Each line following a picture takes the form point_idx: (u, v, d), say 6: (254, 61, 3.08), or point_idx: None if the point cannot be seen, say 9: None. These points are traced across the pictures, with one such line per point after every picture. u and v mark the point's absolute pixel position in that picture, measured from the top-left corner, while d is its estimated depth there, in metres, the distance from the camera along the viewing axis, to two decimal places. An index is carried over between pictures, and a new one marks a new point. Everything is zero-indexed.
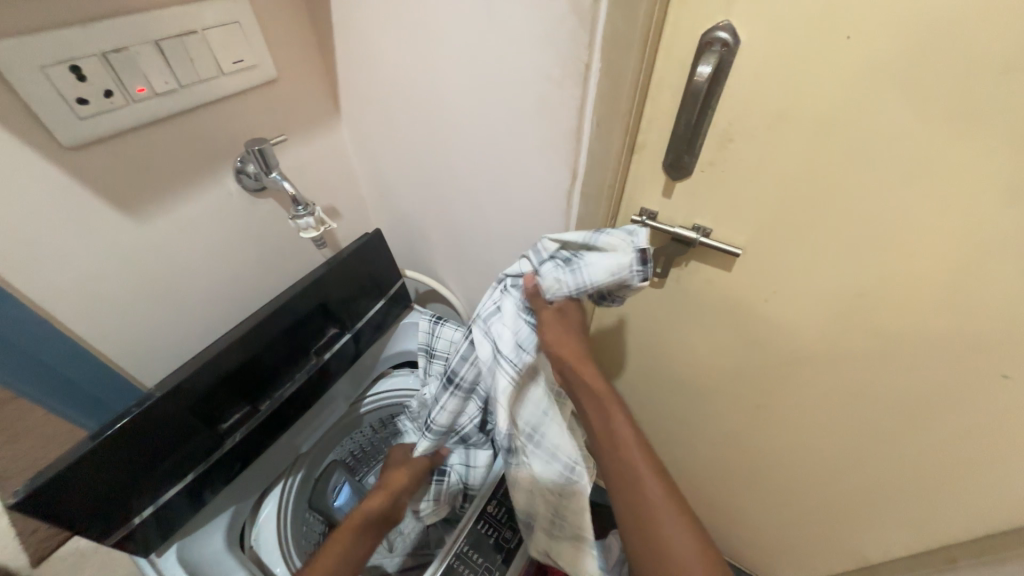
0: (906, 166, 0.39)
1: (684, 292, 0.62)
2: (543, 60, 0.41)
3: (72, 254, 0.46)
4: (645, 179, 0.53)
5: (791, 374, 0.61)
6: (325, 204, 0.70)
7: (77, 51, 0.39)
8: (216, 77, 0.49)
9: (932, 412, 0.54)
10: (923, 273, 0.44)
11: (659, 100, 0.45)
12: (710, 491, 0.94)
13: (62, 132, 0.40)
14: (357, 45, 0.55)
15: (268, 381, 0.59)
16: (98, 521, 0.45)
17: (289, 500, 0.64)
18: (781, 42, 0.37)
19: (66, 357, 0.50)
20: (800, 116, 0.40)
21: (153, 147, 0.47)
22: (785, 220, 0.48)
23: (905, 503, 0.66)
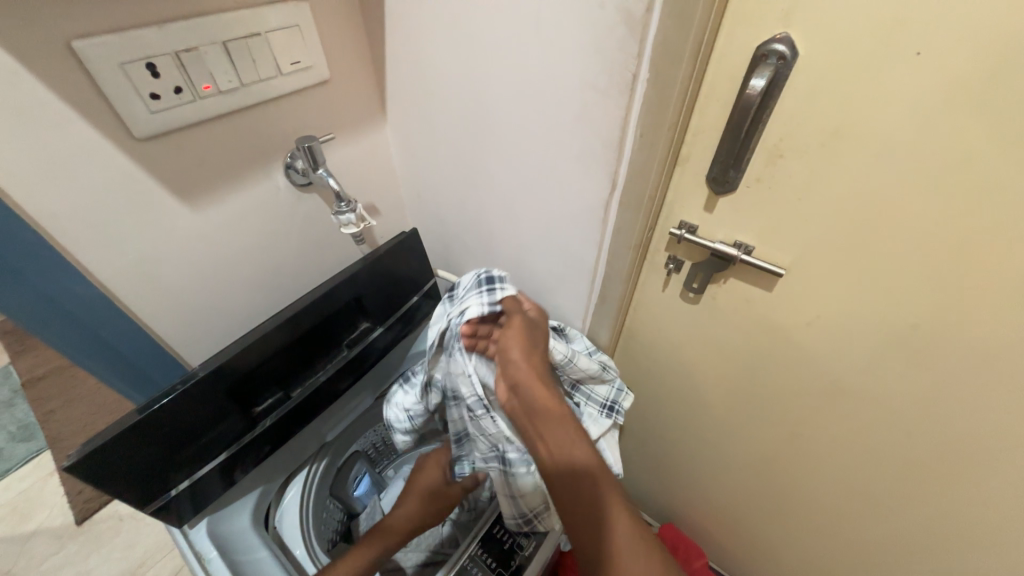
0: (979, 190, 0.36)
1: (720, 309, 0.60)
2: (590, 67, 0.41)
3: (133, 237, 0.49)
4: (686, 192, 0.52)
5: (833, 404, 0.58)
6: (366, 201, 0.72)
7: (153, 50, 0.42)
8: (275, 77, 0.51)
9: (989, 459, 0.50)
10: (994, 307, 0.41)
11: (707, 113, 0.44)
12: (734, 519, 0.90)
13: (135, 125, 0.43)
14: (406, 49, 0.56)
15: (300, 369, 0.61)
16: (138, 491, 0.48)
17: (313, 485, 0.67)
18: (843, 57, 0.36)
19: (123, 331, 0.53)
20: (858, 133, 0.38)
21: (212, 141, 0.50)
22: (836, 241, 0.45)
23: (955, 552, 0.61)
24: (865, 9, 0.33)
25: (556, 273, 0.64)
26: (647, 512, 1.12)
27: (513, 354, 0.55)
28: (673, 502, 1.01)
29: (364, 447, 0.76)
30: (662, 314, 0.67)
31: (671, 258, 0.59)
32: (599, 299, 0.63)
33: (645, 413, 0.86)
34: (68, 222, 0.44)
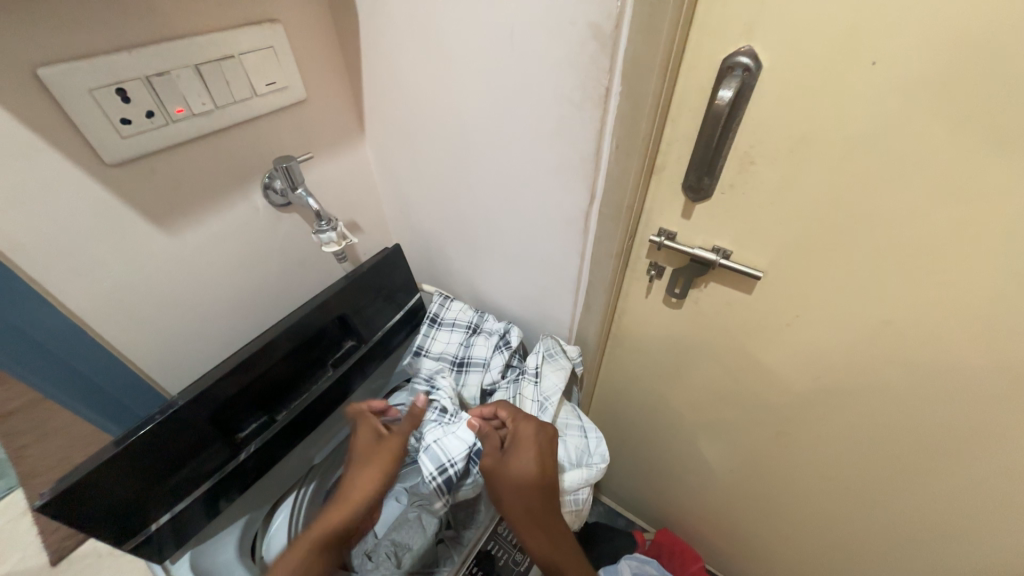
0: (937, 189, 0.38)
1: (702, 312, 0.61)
2: (564, 82, 0.42)
3: (105, 264, 0.48)
4: (663, 200, 0.53)
5: (816, 401, 0.59)
6: (347, 219, 0.72)
7: (124, 75, 0.41)
8: (250, 98, 0.51)
9: (968, 447, 0.51)
10: (960, 300, 0.42)
11: (680, 123, 0.46)
12: (728, 521, 0.90)
13: (105, 150, 0.42)
14: (382, 67, 0.57)
15: (284, 392, 0.60)
16: (114, 528, 0.46)
17: (300, 511, 0.66)
18: (803, 67, 0.37)
19: (97, 361, 0.52)
20: (822, 139, 0.40)
21: (187, 164, 0.49)
22: (809, 242, 0.47)
23: (940, 542, 0.62)
24: (821, 22, 0.35)
25: (541, 283, 0.65)
26: (642, 519, 1.11)
27: (525, 457, 0.56)
28: (668, 506, 1.01)
29: None
30: (646, 319, 0.67)
31: (652, 264, 0.59)
32: (584, 307, 0.63)
33: (635, 419, 0.86)
34: (35, 251, 0.42)
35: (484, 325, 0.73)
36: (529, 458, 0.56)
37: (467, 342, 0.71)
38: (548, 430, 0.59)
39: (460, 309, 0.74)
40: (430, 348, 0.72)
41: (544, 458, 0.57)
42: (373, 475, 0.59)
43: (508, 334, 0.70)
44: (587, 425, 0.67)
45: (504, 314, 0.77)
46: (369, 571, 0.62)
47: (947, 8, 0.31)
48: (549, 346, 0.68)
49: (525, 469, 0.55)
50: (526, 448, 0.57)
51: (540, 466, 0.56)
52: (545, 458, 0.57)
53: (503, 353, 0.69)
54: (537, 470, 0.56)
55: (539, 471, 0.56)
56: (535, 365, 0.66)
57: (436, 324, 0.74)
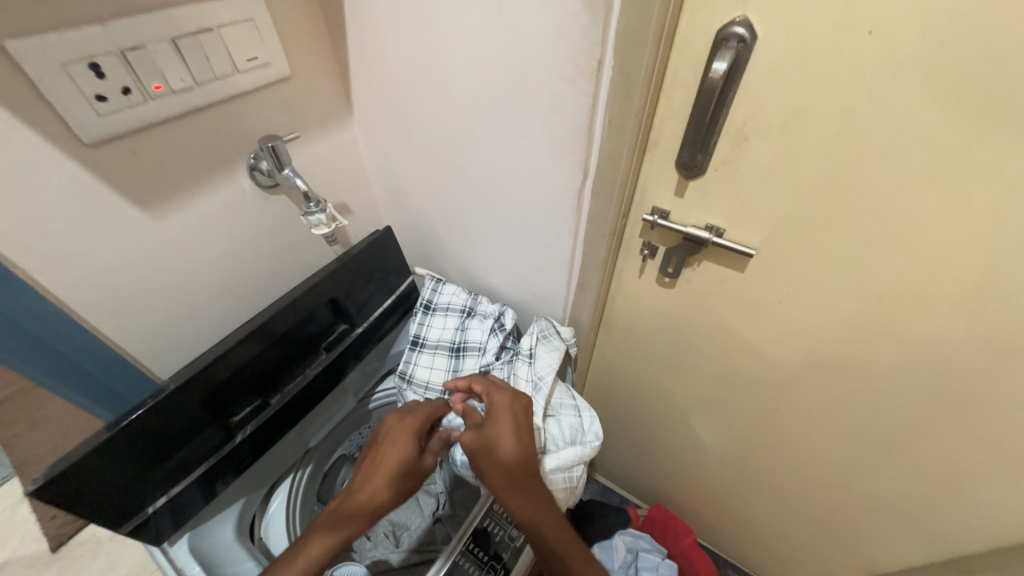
0: (930, 164, 0.38)
1: (695, 292, 0.61)
2: (555, 55, 0.41)
3: (88, 248, 0.46)
4: (656, 178, 0.52)
5: (805, 378, 0.60)
6: (337, 201, 0.71)
7: (97, 49, 0.40)
8: (231, 75, 0.49)
9: (952, 419, 0.52)
10: (948, 276, 0.43)
11: (673, 97, 0.45)
12: (719, 496, 0.93)
13: (81, 129, 0.41)
14: (367, 41, 0.55)
15: (276, 377, 0.60)
16: (111, 512, 0.46)
17: (297, 494, 0.66)
18: (799, 38, 0.36)
19: (85, 346, 0.51)
20: (817, 113, 0.39)
21: (169, 144, 0.48)
22: (801, 219, 0.47)
23: (922, 511, 0.65)
24: None
25: (533, 265, 0.64)
26: (635, 495, 1.14)
27: (502, 425, 0.57)
28: (661, 482, 1.03)
29: (349, 450, 0.75)
30: (640, 299, 0.67)
31: (646, 244, 0.59)
32: (578, 288, 0.63)
33: (629, 398, 0.87)
34: (13, 236, 0.41)
35: (478, 307, 0.73)
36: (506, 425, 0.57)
37: (462, 326, 0.71)
38: (523, 400, 0.59)
39: (453, 291, 0.74)
40: (426, 336, 0.72)
41: (520, 425, 0.57)
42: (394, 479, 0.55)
43: (502, 316, 0.70)
44: (581, 404, 0.68)
45: (498, 296, 0.77)
46: (368, 549, 0.63)
47: None
48: (542, 326, 0.68)
49: (503, 435, 0.56)
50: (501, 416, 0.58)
51: (517, 432, 0.57)
52: (521, 423, 0.58)
53: (497, 336, 0.69)
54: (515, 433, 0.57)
55: (516, 434, 0.57)
56: (529, 346, 0.66)
57: (430, 310, 0.73)
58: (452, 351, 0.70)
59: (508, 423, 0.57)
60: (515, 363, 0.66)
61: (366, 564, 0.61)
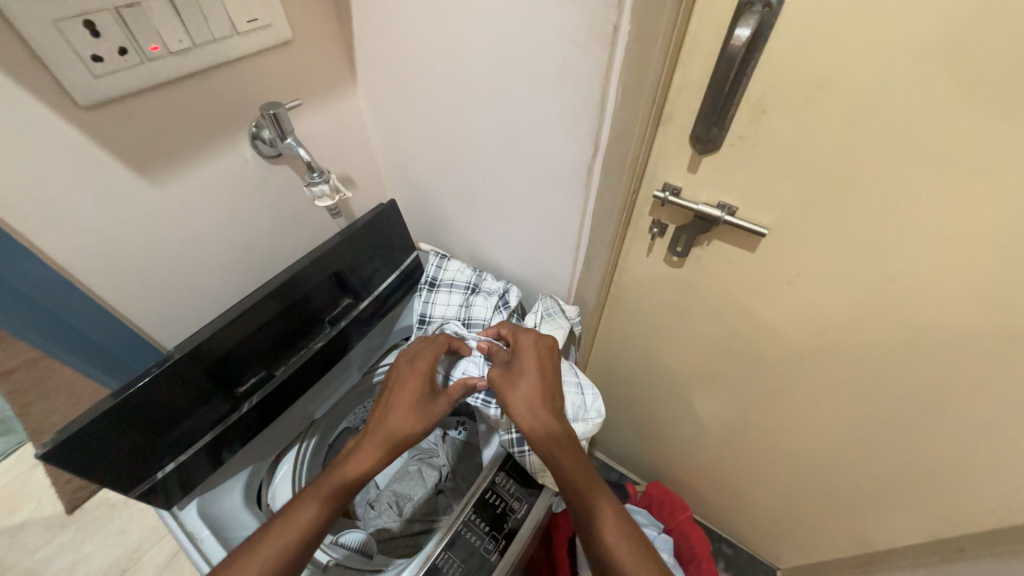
0: (958, 140, 0.36)
1: (703, 271, 0.60)
2: (568, 20, 0.39)
3: (88, 216, 0.46)
4: (669, 153, 0.50)
5: (810, 360, 0.60)
6: (341, 173, 0.69)
7: (89, 7, 0.38)
8: (230, 37, 0.47)
9: (957, 403, 0.52)
10: (966, 259, 0.41)
11: (690, 67, 0.43)
12: (716, 474, 0.94)
13: (76, 91, 0.40)
14: (371, 3, 0.53)
15: (281, 349, 0.60)
16: (120, 476, 0.47)
17: (303, 462, 0.68)
18: (828, 2, 0.34)
19: (90, 314, 0.51)
20: (841, 85, 0.38)
21: (167, 109, 0.47)
22: (817, 198, 0.45)
23: (918, 494, 0.65)
24: None
25: (540, 241, 0.63)
26: (634, 472, 1.17)
27: (526, 361, 0.60)
28: (660, 460, 1.05)
29: (354, 422, 0.77)
30: (646, 278, 0.67)
31: (655, 222, 0.58)
32: (584, 265, 0.62)
33: (632, 377, 0.88)
34: (12, 201, 0.41)
35: (482, 283, 0.72)
36: (530, 361, 0.59)
37: (467, 303, 0.71)
38: (547, 340, 0.61)
39: (458, 267, 0.73)
40: (431, 313, 0.72)
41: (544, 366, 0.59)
42: (406, 414, 0.58)
43: (507, 294, 0.70)
44: (584, 381, 0.68)
45: (502, 273, 0.76)
46: (371, 518, 0.66)
47: None
48: (547, 305, 0.68)
49: (529, 371, 0.59)
50: (526, 352, 0.60)
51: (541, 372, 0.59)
52: (545, 364, 0.60)
53: (501, 314, 0.68)
54: (538, 375, 0.59)
55: (538, 374, 0.59)
56: (533, 324, 0.67)
57: (434, 287, 0.73)
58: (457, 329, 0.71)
59: (533, 362, 0.59)
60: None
61: (369, 532, 0.63)
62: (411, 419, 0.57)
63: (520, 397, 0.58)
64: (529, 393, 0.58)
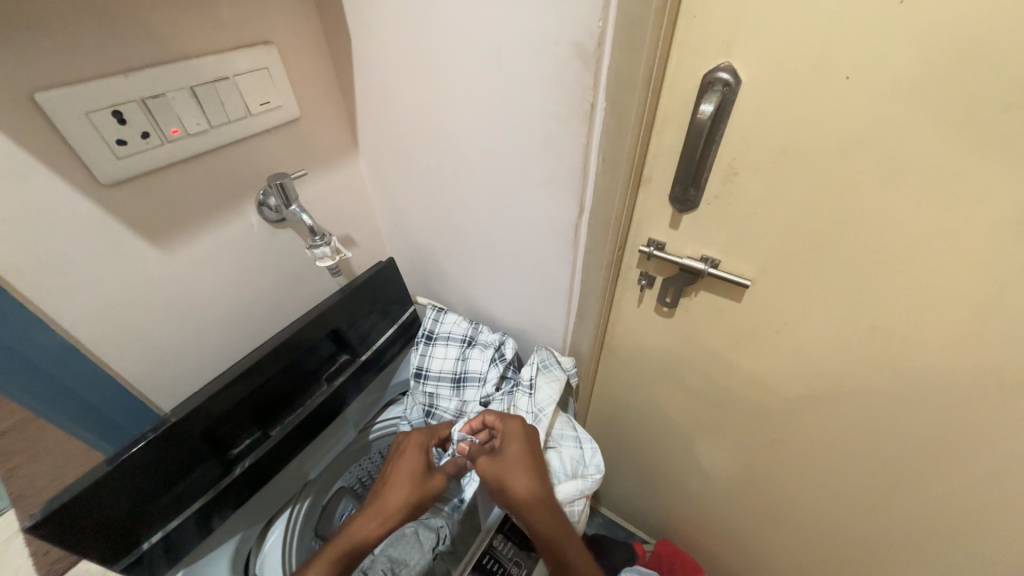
0: (914, 198, 0.39)
1: (693, 321, 0.61)
2: (549, 100, 0.43)
3: (99, 282, 0.48)
4: (652, 211, 0.53)
5: (808, 408, 0.60)
6: (342, 234, 0.73)
7: (119, 98, 0.42)
8: (244, 118, 0.52)
9: (961, 451, 0.51)
10: (942, 307, 0.43)
11: (664, 136, 0.47)
12: (727, 531, 0.90)
13: (100, 171, 0.43)
14: (374, 85, 0.58)
15: (278, 408, 0.60)
16: (106, 549, 0.46)
17: (294, 528, 0.65)
18: (780, 81, 0.38)
19: (92, 379, 0.52)
20: (802, 150, 0.41)
21: (181, 183, 0.50)
22: (793, 251, 0.48)
23: (937, 550, 0.62)
24: (793, 39, 0.36)
25: (534, 295, 0.65)
26: (642, 530, 1.11)
27: (514, 448, 0.58)
28: (668, 516, 1.00)
29: (349, 483, 0.75)
30: (639, 328, 0.68)
31: (643, 274, 0.60)
32: (578, 317, 0.64)
33: (633, 428, 0.86)
34: (29, 271, 0.43)
35: (479, 335, 0.73)
36: (517, 449, 0.58)
37: (464, 356, 0.71)
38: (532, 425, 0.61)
39: (455, 320, 0.74)
40: (428, 367, 0.72)
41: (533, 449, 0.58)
42: (406, 489, 0.59)
43: (503, 346, 0.71)
44: (582, 436, 0.67)
45: (499, 325, 0.78)
46: None
47: (912, 26, 0.32)
48: (542, 357, 0.69)
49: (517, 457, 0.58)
50: (512, 439, 0.59)
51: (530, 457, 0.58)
52: (534, 449, 0.58)
53: (498, 366, 0.69)
54: (527, 462, 0.57)
55: (527, 460, 0.57)
56: (529, 377, 0.66)
57: (431, 340, 0.74)
58: (454, 383, 0.71)
59: (520, 447, 0.58)
60: (516, 396, 0.66)
61: None
62: (410, 493, 0.59)
63: (513, 485, 0.57)
64: (521, 481, 0.56)
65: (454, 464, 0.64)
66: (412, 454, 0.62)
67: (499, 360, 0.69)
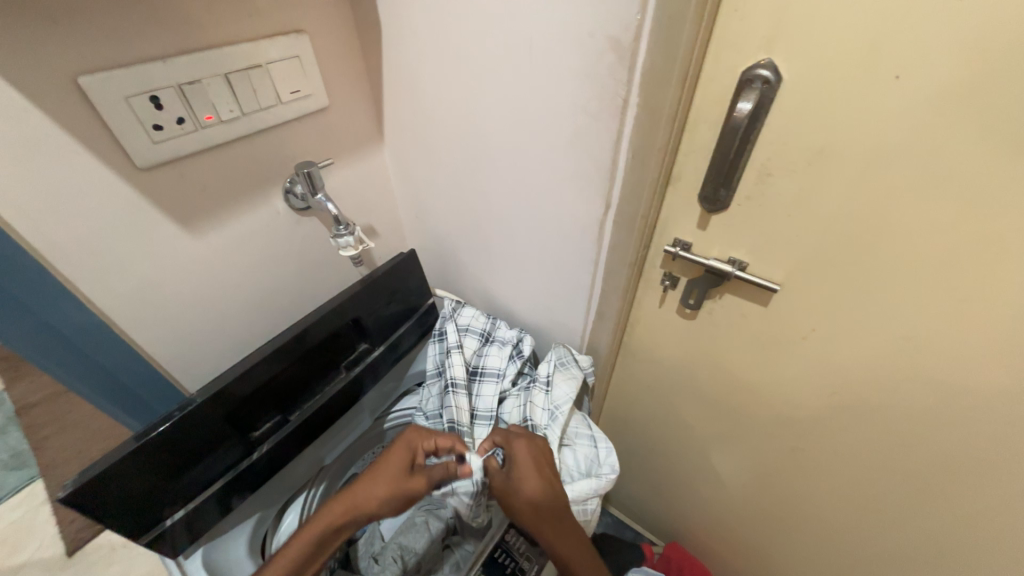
0: (960, 205, 0.37)
1: (716, 324, 0.60)
2: (581, 94, 0.43)
3: (132, 263, 0.49)
4: (679, 211, 0.52)
5: (831, 418, 0.58)
6: (364, 224, 0.73)
7: (156, 84, 0.43)
8: (275, 106, 0.52)
9: (994, 472, 0.49)
10: (984, 320, 0.41)
11: (697, 134, 0.46)
12: (739, 538, 0.88)
13: (136, 155, 0.44)
14: (402, 76, 0.58)
15: (298, 394, 0.61)
16: (133, 522, 0.47)
17: (310, 511, 0.67)
18: (823, 80, 0.37)
19: (122, 357, 0.53)
20: (841, 153, 0.40)
21: (213, 168, 0.51)
22: (826, 255, 0.46)
23: (959, 569, 0.60)
24: (840, 37, 0.35)
25: (554, 291, 0.65)
26: (650, 531, 1.10)
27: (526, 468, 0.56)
28: (678, 519, 0.99)
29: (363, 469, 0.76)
30: (659, 329, 0.67)
31: (666, 275, 0.59)
32: (597, 315, 0.63)
33: (646, 429, 0.85)
34: (68, 252, 0.44)
35: (497, 331, 0.73)
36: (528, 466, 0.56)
37: (480, 352, 0.72)
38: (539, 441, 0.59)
39: (473, 314, 0.74)
40: (446, 361, 0.72)
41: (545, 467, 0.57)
42: (383, 486, 0.57)
43: (520, 342, 0.71)
44: (597, 435, 0.67)
45: (516, 321, 0.78)
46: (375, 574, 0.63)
47: (969, 25, 0.31)
48: (560, 354, 0.69)
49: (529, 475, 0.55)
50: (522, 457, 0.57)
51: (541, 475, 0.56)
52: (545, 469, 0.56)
53: (515, 362, 0.69)
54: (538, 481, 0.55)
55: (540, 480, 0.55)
56: (547, 374, 0.66)
57: (449, 334, 0.74)
58: (469, 377, 0.71)
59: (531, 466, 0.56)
60: (532, 394, 0.66)
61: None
62: (385, 489, 0.56)
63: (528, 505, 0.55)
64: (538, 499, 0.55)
65: (442, 469, 0.59)
66: (399, 451, 0.59)
67: (517, 356, 0.70)
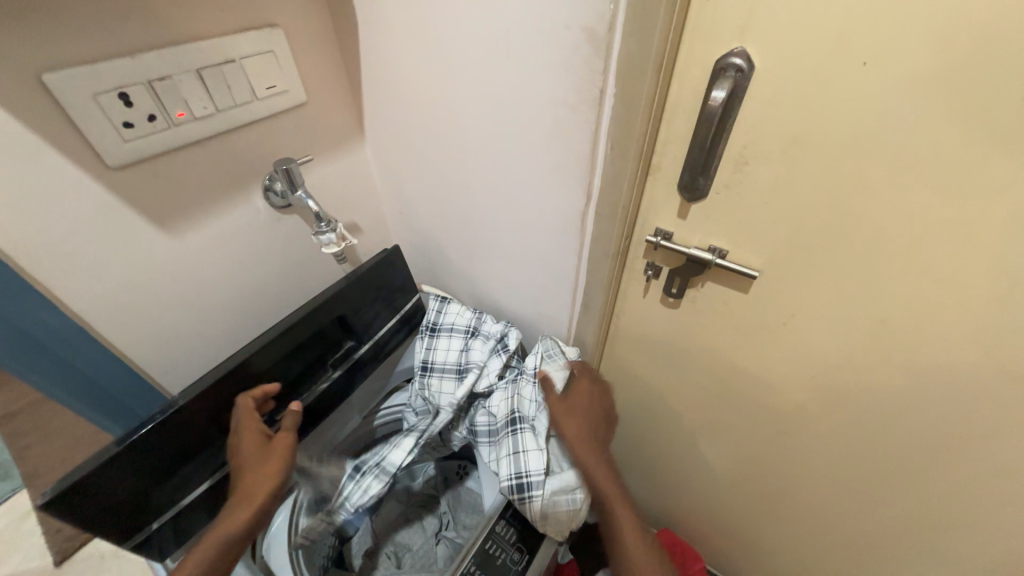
0: (928, 189, 0.38)
1: (699, 312, 0.61)
2: (558, 85, 0.43)
3: (107, 265, 0.48)
4: (659, 200, 0.53)
5: (812, 400, 0.60)
6: (347, 221, 0.73)
7: (125, 80, 0.42)
8: (250, 101, 0.52)
9: (967, 447, 0.51)
10: (953, 300, 0.42)
11: (674, 124, 0.46)
12: (727, 521, 0.90)
13: (107, 153, 0.43)
14: (380, 69, 0.58)
15: (284, 393, 0.61)
16: (117, 526, 0.46)
17: None
18: (794, 68, 0.37)
19: (101, 362, 0.52)
20: (813, 140, 0.40)
21: (188, 166, 0.50)
22: (802, 241, 0.47)
23: (937, 542, 0.62)
24: (810, 25, 0.35)
25: (538, 283, 0.65)
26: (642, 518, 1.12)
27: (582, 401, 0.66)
28: (668, 506, 1.01)
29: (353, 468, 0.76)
30: (644, 319, 0.68)
31: (649, 264, 0.60)
32: (582, 306, 0.64)
33: (635, 418, 0.86)
34: (40, 255, 0.43)
35: (482, 327, 0.73)
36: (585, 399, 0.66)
37: (466, 347, 0.71)
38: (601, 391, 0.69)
39: (458, 310, 0.74)
40: (433, 359, 0.72)
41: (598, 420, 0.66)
42: (258, 470, 0.53)
43: (507, 335, 0.70)
44: None
45: (504, 314, 0.78)
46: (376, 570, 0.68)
47: (931, 11, 0.31)
48: (547, 346, 0.69)
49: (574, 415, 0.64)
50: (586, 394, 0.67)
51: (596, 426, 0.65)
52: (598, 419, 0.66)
53: (500, 357, 0.69)
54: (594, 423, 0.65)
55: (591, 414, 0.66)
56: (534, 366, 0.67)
57: (434, 332, 0.74)
58: (456, 375, 0.70)
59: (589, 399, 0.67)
60: (516, 389, 0.66)
61: None
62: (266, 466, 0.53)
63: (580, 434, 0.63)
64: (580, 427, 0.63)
65: (290, 418, 0.57)
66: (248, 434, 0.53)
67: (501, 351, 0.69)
